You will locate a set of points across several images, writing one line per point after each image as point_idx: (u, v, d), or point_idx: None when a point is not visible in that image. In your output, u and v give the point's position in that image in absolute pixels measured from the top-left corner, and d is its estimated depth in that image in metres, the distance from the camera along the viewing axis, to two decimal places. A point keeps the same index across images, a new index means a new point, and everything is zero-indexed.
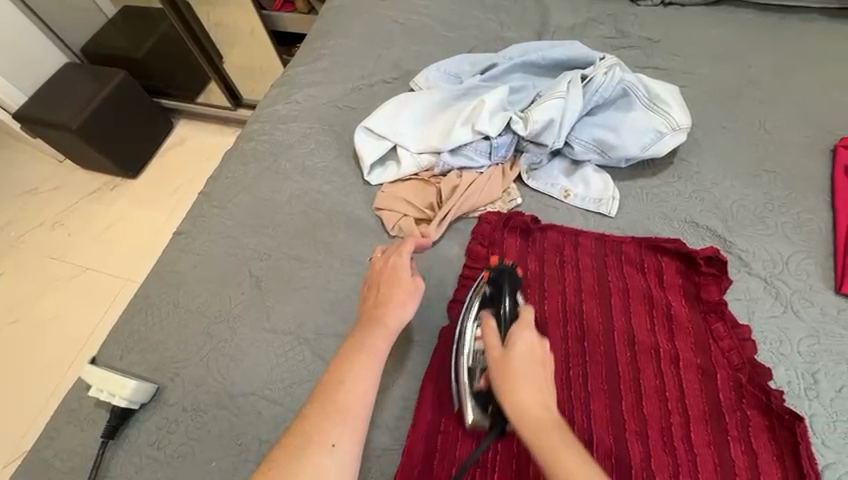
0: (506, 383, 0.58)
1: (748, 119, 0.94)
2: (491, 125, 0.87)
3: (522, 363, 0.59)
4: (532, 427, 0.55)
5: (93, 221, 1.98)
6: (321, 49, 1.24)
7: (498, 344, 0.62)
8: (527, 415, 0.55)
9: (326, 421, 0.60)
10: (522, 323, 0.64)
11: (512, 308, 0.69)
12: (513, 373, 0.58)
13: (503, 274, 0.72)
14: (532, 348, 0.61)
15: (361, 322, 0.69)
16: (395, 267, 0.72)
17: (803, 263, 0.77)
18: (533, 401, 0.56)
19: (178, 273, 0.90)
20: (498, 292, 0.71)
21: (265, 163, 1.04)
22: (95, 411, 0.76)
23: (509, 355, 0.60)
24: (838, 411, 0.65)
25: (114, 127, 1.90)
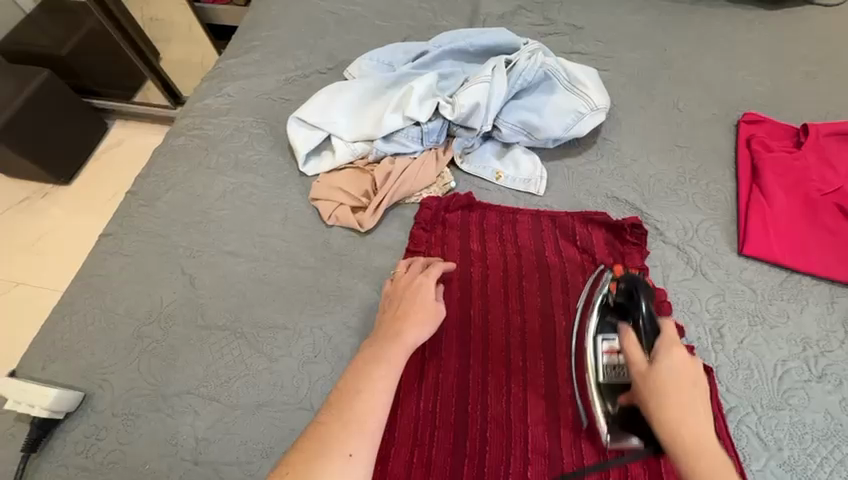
0: (653, 396, 0.51)
1: (662, 100, 1.01)
2: (421, 111, 0.88)
3: (675, 377, 0.51)
4: (689, 452, 0.48)
5: (19, 232, 1.85)
6: (253, 41, 1.21)
7: (641, 355, 0.54)
8: (692, 457, 0.48)
9: (343, 429, 0.56)
10: (668, 341, 0.55)
11: (651, 314, 0.59)
12: (663, 391, 0.51)
13: (635, 282, 0.65)
14: (688, 370, 0.52)
15: (378, 334, 0.66)
16: (418, 287, 0.70)
17: (710, 230, 0.83)
18: (695, 429, 0.49)
19: (105, 276, 0.86)
20: (631, 301, 0.63)
21: (196, 159, 1.01)
22: (14, 427, 0.71)
23: (658, 371, 0.52)
24: (740, 360, 0.71)
25: (43, 127, 1.77)
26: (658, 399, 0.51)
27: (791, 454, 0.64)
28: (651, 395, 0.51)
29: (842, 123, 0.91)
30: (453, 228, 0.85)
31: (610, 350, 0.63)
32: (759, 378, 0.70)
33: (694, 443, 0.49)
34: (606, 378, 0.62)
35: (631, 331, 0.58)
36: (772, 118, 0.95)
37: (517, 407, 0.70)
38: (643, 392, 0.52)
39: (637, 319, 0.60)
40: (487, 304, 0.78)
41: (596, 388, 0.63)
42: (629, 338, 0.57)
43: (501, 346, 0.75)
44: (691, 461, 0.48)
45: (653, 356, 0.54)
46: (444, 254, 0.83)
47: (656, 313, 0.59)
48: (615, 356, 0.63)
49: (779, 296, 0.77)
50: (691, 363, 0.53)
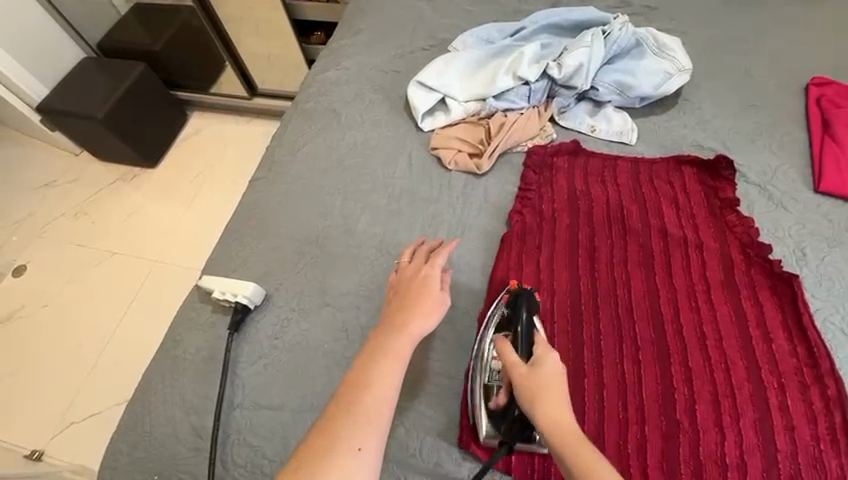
0: (531, 397, 0.65)
1: (736, 68, 1.13)
2: (529, 72, 1.04)
3: (544, 379, 0.67)
4: (559, 435, 0.61)
5: (116, 209, 2.05)
6: (359, 25, 1.39)
7: (521, 363, 0.69)
8: (551, 428, 0.63)
9: (354, 422, 0.62)
10: (541, 346, 0.72)
11: (528, 326, 0.75)
12: (536, 392, 0.65)
13: (521, 297, 0.78)
14: (553, 371, 0.68)
15: (384, 325, 0.71)
16: (425, 278, 0.76)
17: (788, 172, 0.95)
18: (559, 413, 0.63)
19: (264, 209, 1.04)
20: (515, 314, 0.77)
21: (325, 119, 1.18)
22: (212, 316, 0.88)
23: (534, 370, 0.68)
24: (822, 273, 0.83)
25: (133, 120, 1.98)
26: (534, 395, 0.65)
27: None
28: (528, 399, 0.65)
29: None
30: (561, 170, 1.00)
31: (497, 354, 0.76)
32: (840, 287, 0.81)
33: (549, 412, 0.64)
34: (487, 379, 0.76)
35: (506, 342, 0.73)
36: (840, 82, 1.06)
37: (624, 306, 0.83)
38: (519, 388, 0.67)
39: (516, 332, 0.75)
40: (593, 229, 0.92)
41: (481, 389, 0.76)
42: (503, 346, 0.72)
43: (607, 260, 0.88)
44: (564, 445, 0.60)
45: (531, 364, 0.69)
46: (553, 191, 0.97)
47: (532, 329, 0.75)
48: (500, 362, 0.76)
49: None
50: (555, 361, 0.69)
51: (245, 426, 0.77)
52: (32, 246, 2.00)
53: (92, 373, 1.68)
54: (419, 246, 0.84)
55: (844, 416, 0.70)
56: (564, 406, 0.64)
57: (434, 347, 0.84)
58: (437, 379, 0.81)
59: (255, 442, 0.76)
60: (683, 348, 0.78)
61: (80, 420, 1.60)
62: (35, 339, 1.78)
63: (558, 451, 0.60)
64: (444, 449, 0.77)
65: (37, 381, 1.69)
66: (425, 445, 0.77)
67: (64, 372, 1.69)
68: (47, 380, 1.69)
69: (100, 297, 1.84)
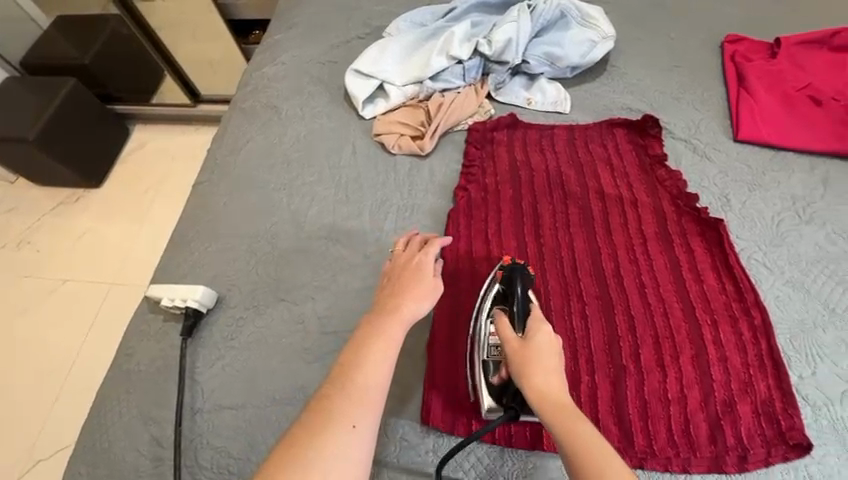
0: (522, 368, 0.65)
1: (657, 31, 1.18)
2: (461, 51, 1.05)
3: (537, 350, 0.66)
4: (550, 405, 0.61)
5: (62, 234, 1.95)
6: (293, 18, 1.37)
7: (514, 335, 0.69)
8: (542, 395, 0.63)
9: (347, 401, 0.60)
10: (535, 319, 0.70)
11: (523, 298, 0.74)
12: (530, 359, 0.65)
13: (515, 272, 0.77)
14: (547, 341, 0.67)
15: (377, 309, 0.71)
16: (417, 265, 0.75)
17: (709, 125, 1.01)
18: (548, 383, 0.63)
19: (209, 211, 1.02)
20: (510, 287, 0.76)
21: (266, 116, 1.16)
22: (165, 325, 0.86)
23: (527, 343, 0.67)
24: (745, 215, 0.89)
25: (69, 136, 1.88)
26: (526, 366, 0.65)
27: (792, 275, 0.82)
28: (520, 368, 0.65)
29: (808, 33, 1.09)
30: (501, 143, 1.02)
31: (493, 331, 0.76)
32: (761, 226, 0.88)
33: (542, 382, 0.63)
34: (487, 356, 0.75)
35: (504, 317, 0.72)
36: (751, 37, 1.13)
37: (569, 266, 0.87)
38: (513, 358, 0.67)
39: (513, 306, 0.73)
40: (535, 196, 0.95)
41: (482, 362, 0.74)
42: (501, 321, 0.71)
43: (550, 224, 0.92)
44: (554, 413, 0.60)
45: (523, 334, 0.69)
46: (495, 164, 1.00)
47: (528, 299, 0.74)
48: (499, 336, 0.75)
49: (770, 168, 0.95)
50: (550, 333, 0.68)
51: (208, 429, 0.76)
52: None
53: (54, 408, 1.61)
54: (412, 235, 0.82)
55: (770, 342, 0.76)
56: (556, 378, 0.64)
57: None
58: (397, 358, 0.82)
59: (218, 444, 0.75)
60: (625, 299, 0.82)
61: (47, 456, 1.53)
62: None
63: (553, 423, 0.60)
64: (410, 423, 0.78)
65: None
66: (391, 422, 0.79)
67: (25, 410, 1.61)
68: (7, 420, 1.60)
69: (55, 326, 1.75)
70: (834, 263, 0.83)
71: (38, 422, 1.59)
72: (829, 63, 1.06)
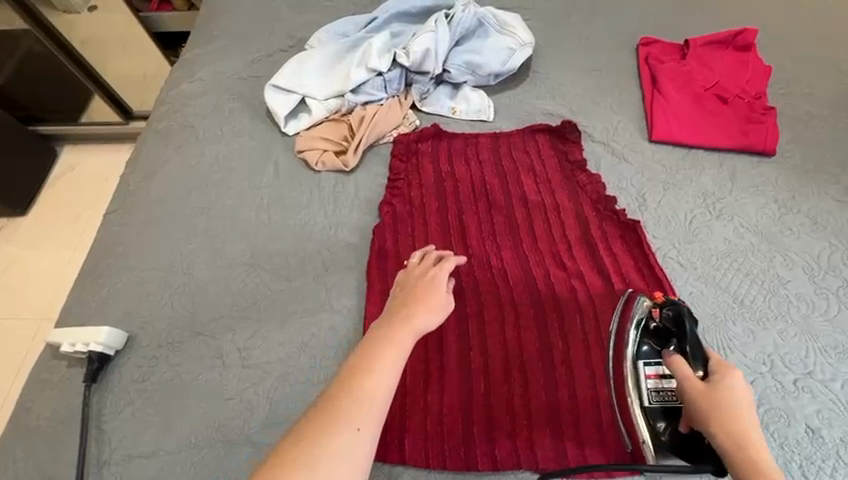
0: (721, 419, 0.59)
1: (577, 36, 1.20)
2: (380, 63, 1.04)
3: (732, 401, 0.60)
4: (755, 467, 0.56)
5: None
6: (212, 32, 1.31)
7: (695, 377, 0.63)
8: (743, 455, 0.57)
9: (352, 403, 0.59)
10: (716, 363, 0.64)
11: (695, 335, 0.68)
12: (727, 411, 0.59)
13: (678, 307, 0.71)
14: (739, 388, 0.61)
15: (389, 316, 0.68)
16: (431, 279, 0.73)
17: (627, 127, 1.04)
18: (752, 440, 0.58)
19: (119, 242, 0.94)
20: (676, 326, 0.69)
21: (182, 136, 1.09)
22: (68, 372, 0.79)
23: (716, 386, 0.61)
24: (660, 214, 0.92)
25: None
26: (723, 417, 0.59)
27: (704, 270, 0.85)
28: (718, 420, 0.59)
29: (713, 34, 1.14)
30: (426, 155, 1.01)
31: (655, 375, 0.70)
32: (676, 224, 0.90)
33: (735, 431, 0.58)
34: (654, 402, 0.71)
35: (680, 357, 0.66)
36: (663, 39, 1.17)
37: (500, 278, 0.86)
38: (707, 407, 0.60)
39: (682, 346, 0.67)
40: (462, 207, 0.94)
41: (643, 411, 0.71)
42: (677, 361, 0.65)
43: (479, 235, 0.91)
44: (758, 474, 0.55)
45: (710, 379, 0.63)
46: (420, 177, 0.98)
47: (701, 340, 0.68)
48: (660, 381, 0.72)
49: (682, 166, 0.98)
50: (741, 380, 0.62)
51: None
52: None
53: None
54: (429, 250, 0.80)
55: None
56: (753, 431, 0.59)
57: (315, 353, 0.80)
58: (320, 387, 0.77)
59: None
60: (558, 307, 0.82)
61: None
62: None
63: None
64: None
65: None
66: None
67: None
68: None
69: None
70: (743, 256, 0.86)
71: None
72: (733, 62, 1.10)
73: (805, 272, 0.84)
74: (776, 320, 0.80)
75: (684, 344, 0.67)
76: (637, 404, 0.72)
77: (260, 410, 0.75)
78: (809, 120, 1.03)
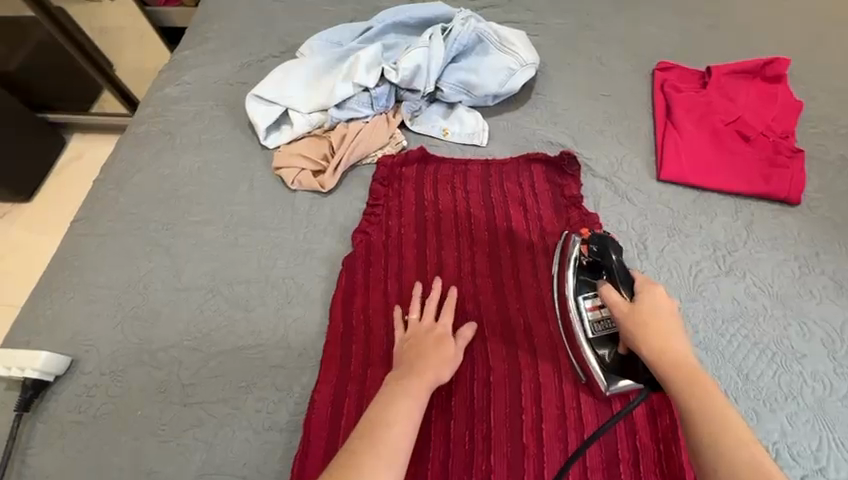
0: (641, 332, 0.61)
1: (588, 56, 1.10)
2: (368, 78, 0.96)
3: (654, 314, 0.63)
4: (686, 376, 0.57)
5: None
6: (205, 32, 1.25)
7: (622, 299, 0.65)
8: (671, 364, 0.58)
9: (369, 458, 0.54)
10: (640, 283, 0.67)
11: (623, 268, 0.69)
12: (648, 323, 0.62)
13: (603, 240, 0.72)
14: (660, 304, 0.64)
15: (402, 369, 0.65)
16: (438, 333, 0.71)
17: (633, 162, 0.94)
18: (676, 347, 0.60)
19: (80, 255, 0.89)
20: (602, 258, 0.71)
21: (159, 143, 1.04)
22: (7, 394, 0.75)
23: (639, 305, 0.64)
24: (661, 265, 0.82)
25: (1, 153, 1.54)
26: (643, 328, 0.61)
27: (706, 334, 0.75)
28: (640, 330, 0.61)
29: (739, 63, 1.03)
30: (409, 180, 0.93)
31: (592, 307, 0.72)
32: (679, 277, 0.81)
33: (665, 347, 0.60)
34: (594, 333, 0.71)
35: (609, 285, 0.68)
36: (682, 65, 1.06)
37: (474, 324, 0.78)
38: (630, 323, 0.62)
39: (613, 277, 0.68)
40: (442, 241, 0.86)
41: (588, 343, 0.71)
42: (606, 289, 0.67)
43: (456, 274, 0.83)
44: (690, 384, 0.56)
45: (634, 298, 0.65)
46: (401, 204, 0.91)
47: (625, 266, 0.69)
48: (599, 311, 0.72)
49: (692, 211, 0.88)
50: (663, 296, 0.65)
51: None
52: None
53: None
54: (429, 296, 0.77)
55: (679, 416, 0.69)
56: (678, 336, 0.61)
57: (262, 396, 0.74)
58: (263, 435, 0.71)
59: None
60: (534, 364, 0.74)
61: None
62: None
63: (687, 393, 0.55)
64: None
65: None
66: None
67: None
68: None
69: None
70: (752, 321, 0.76)
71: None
72: (759, 95, 0.99)
73: (824, 347, 0.74)
74: (785, 402, 0.70)
75: (613, 272, 0.69)
76: (582, 336, 0.72)
77: (196, 456, 0.70)
78: (842, 166, 0.91)
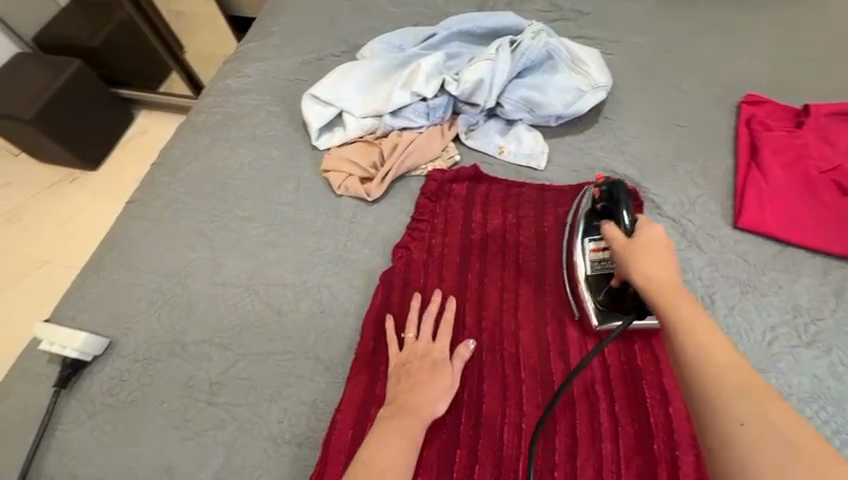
0: (630, 262, 0.61)
1: (666, 82, 1.01)
2: (427, 87, 0.93)
3: (648, 246, 0.62)
4: (664, 295, 0.57)
5: (23, 203, 1.69)
6: (271, 26, 1.26)
7: (620, 234, 0.65)
8: (654, 284, 0.59)
9: None
10: (643, 222, 0.66)
11: (631, 220, 0.68)
12: (640, 255, 0.61)
13: (615, 185, 0.73)
14: (659, 237, 0.63)
15: (394, 403, 0.65)
16: (435, 360, 0.69)
17: (707, 204, 0.85)
18: (659, 271, 0.60)
19: (130, 237, 0.92)
20: (612, 199, 0.71)
21: (215, 133, 1.06)
22: (49, 367, 0.78)
23: (635, 240, 0.63)
24: (729, 325, 0.73)
25: (72, 122, 1.60)
26: (634, 259, 0.61)
27: None
28: (629, 261, 0.61)
29: (844, 104, 0.91)
30: (458, 198, 0.89)
31: (593, 248, 0.76)
32: (748, 343, 0.72)
33: (661, 284, 0.58)
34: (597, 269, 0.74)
35: (612, 225, 0.67)
36: (774, 100, 0.95)
37: (511, 362, 0.73)
38: (621, 253, 0.63)
39: (619, 215, 0.69)
40: (485, 267, 0.82)
41: (586, 283, 0.74)
42: (609, 227, 0.67)
43: (496, 304, 0.78)
44: (665, 299, 0.56)
45: (632, 232, 0.65)
46: (447, 223, 0.87)
47: (634, 214, 0.69)
48: (601, 252, 0.75)
49: (772, 267, 0.78)
50: (662, 233, 0.64)
51: None
52: None
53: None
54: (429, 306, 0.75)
55: None
56: (668, 263, 0.61)
57: (285, 406, 0.72)
58: (281, 448, 0.69)
59: None
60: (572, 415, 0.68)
61: None
62: None
63: (667, 305, 0.56)
64: None
65: None
66: None
67: None
68: None
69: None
70: (833, 406, 0.67)
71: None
72: None
73: None
74: None
75: (619, 214, 0.69)
76: (582, 273, 0.75)
77: (214, 458, 0.69)
78: None
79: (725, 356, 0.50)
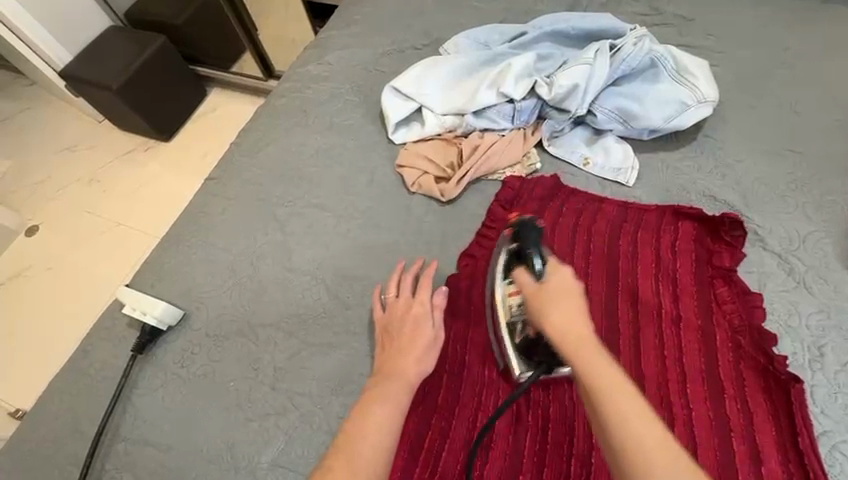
0: (538, 309, 0.54)
1: (778, 101, 0.91)
2: (516, 89, 0.89)
3: (559, 288, 0.54)
4: (575, 349, 0.50)
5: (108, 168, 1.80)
6: (354, 15, 1.25)
7: (530, 279, 0.57)
8: (563, 336, 0.51)
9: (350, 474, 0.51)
10: (552, 263, 0.58)
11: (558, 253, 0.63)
12: (546, 302, 0.53)
13: (526, 223, 0.66)
14: (567, 280, 0.55)
15: (379, 372, 0.64)
16: (417, 318, 0.70)
17: (820, 242, 0.76)
18: (569, 320, 0.51)
19: (207, 214, 0.94)
20: (519, 238, 0.65)
21: (293, 118, 1.06)
22: (127, 330, 0.82)
23: (544, 286, 0.55)
24: (841, 384, 0.66)
25: (150, 98, 1.68)
26: (544, 307, 0.53)
27: None
28: (539, 310, 0.54)
29: None
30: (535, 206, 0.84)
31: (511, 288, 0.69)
32: None
33: (570, 331, 0.51)
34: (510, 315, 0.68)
35: (522, 268, 0.59)
36: None
37: (580, 391, 0.69)
38: (532, 304, 0.55)
39: (527, 254, 0.62)
40: None
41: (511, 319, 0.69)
42: (519, 271, 0.59)
43: None
44: (577, 358, 0.49)
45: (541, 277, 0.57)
46: None
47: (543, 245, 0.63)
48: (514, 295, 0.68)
49: None
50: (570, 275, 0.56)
51: (126, 464, 0.72)
52: (23, 193, 1.80)
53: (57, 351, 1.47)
54: (402, 278, 0.77)
55: None
56: (580, 311, 0.53)
57: (346, 402, 0.71)
58: None
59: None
60: None
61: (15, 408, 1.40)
62: (15, 300, 1.59)
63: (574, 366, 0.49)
64: None
65: (10, 347, 1.51)
66: None
67: (34, 346, 1.50)
68: (17, 350, 1.50)
69: (83, 264, 1.62)
70: None
71: (6, 360, 1.49)
72: None
73: None
74: None
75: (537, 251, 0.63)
76: None
77: (273, 443, 0.70)
78: None
79: (631, 408, 0.45)
